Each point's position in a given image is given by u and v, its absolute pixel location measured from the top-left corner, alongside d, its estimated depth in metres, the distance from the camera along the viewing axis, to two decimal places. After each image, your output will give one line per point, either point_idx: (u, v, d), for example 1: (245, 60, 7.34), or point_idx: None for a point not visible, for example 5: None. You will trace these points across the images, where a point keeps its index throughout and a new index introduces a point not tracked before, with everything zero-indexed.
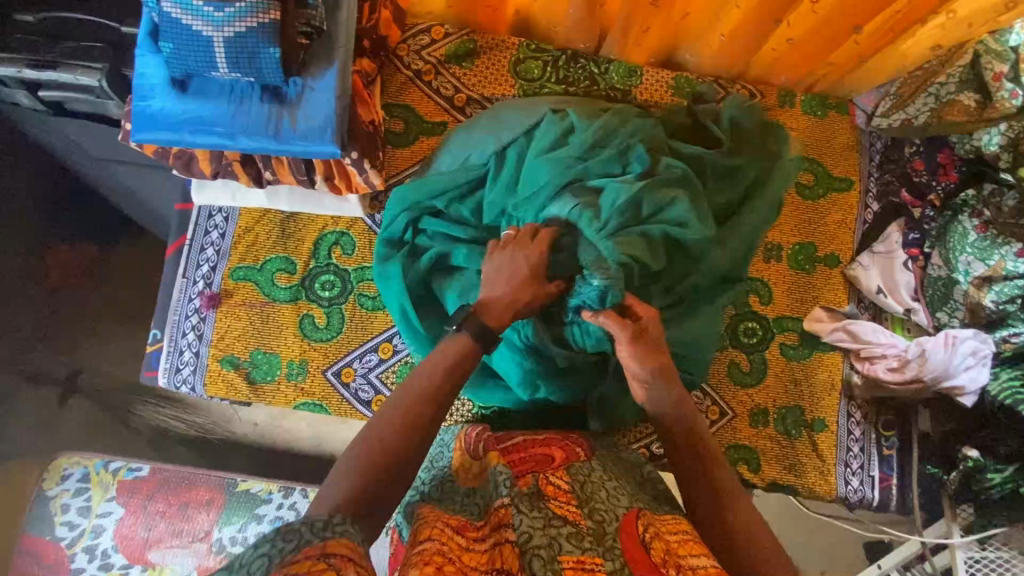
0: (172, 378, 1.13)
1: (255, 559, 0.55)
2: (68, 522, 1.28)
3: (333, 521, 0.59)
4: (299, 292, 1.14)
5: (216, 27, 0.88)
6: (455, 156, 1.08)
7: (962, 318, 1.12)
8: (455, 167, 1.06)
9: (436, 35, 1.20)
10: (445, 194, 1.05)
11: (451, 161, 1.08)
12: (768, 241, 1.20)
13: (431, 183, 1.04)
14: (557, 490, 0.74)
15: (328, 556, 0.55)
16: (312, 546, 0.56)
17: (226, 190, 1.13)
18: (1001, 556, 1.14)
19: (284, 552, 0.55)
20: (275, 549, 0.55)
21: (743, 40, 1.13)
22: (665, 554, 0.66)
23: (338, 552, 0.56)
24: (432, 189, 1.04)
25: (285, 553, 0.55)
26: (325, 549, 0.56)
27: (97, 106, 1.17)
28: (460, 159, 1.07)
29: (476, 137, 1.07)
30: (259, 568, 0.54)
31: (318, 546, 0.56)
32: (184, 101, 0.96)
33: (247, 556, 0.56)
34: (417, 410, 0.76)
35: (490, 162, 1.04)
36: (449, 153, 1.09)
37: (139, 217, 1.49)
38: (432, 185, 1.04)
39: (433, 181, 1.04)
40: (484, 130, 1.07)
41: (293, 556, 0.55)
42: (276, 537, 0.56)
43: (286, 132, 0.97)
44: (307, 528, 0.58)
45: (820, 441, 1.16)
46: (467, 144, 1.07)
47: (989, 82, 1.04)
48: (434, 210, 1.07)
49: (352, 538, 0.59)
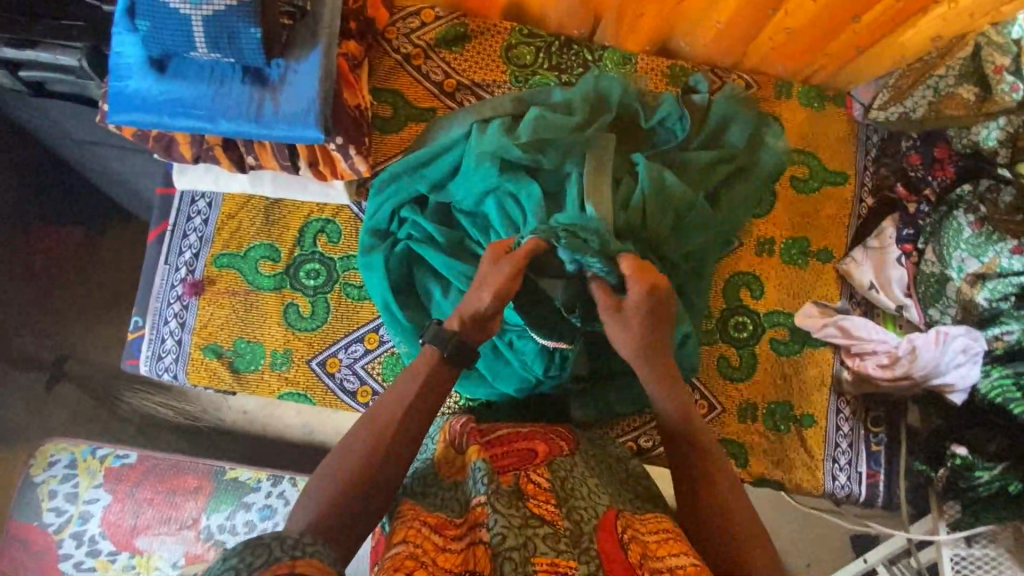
0: (154, 365, 1.11)
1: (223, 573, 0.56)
2: (55, 509, 1.27)
3: (304, 539, 0.60)
4: (283, 280, 1.12)
5: (194, 5, 0.85)
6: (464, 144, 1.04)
7: (954, 315, 1.11)
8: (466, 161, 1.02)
9: (427, 17, 1.17)
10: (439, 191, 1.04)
11: (456, 146, 1.04)
12: (760, 235, 1.18)
13: (425, 174, 1.04)
14: (538, 489, 0.72)
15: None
16: (280, 564, 0.57)
17: (209, 175, 1.10)
18: (987, 553, 1.15)
19: (251, 568, 0.55)
20: (243, 565, 0.56)
21: (741, 27, 1.10)
22: (642, 556, 0.66)
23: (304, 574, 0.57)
24: (427, 181, 1.04)
25: (253, 568, 0.56)
26: (293, 569, 0.56)
27: (79, 87, 1.14)
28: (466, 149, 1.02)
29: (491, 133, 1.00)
30: None
31: (286, 566, 0.57)
32: (162, 83, 0.93)
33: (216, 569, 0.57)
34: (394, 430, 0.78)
35: (518, 176, 0.99)
36: (455, 135, 1.05)
37: (124, 200, 1.46)
38: (426, 176, 1.04)
39: (427, 172, 1.04)
40: (513, 132, 1.02)
41: (261, 571, 0.56)
42: (245, 552, 0.57)
43: (268, 115, 0.94)
44: (277, 545, 0.58)
45: (808, 437, 1.15)
46: (492, 137, 1.00)
47: (989, 75, 1.03)
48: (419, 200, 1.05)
49: (323, 559, 0.60)
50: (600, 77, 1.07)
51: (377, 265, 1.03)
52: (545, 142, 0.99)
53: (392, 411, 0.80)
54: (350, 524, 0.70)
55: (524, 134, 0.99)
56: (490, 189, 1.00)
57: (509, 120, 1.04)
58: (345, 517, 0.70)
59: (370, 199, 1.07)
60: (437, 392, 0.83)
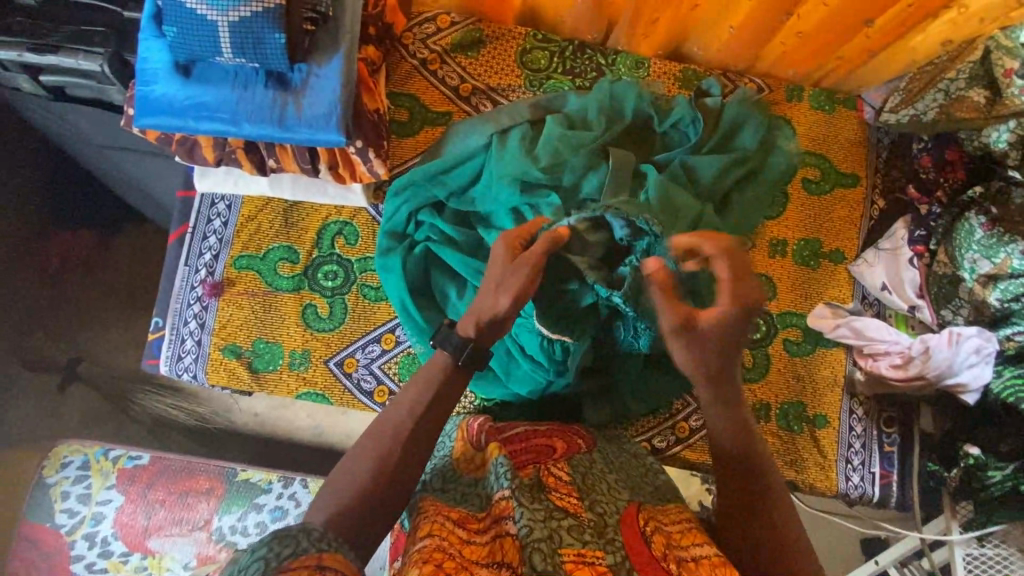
0: (173, 366, 1.13)
1: (253, 562, 0.56)
2: (67, 510, 1.28)
3: (327, 534, 0.61)
4: (301, 282, 1.14)
5: (221, 12, 0.87)
6: (486, 154, 1.05)
7: (966, 316, 1.11)
8: (489, 173, 1.04)
9: (442, 23, 1.19)
10: (452, 194, 1.06)
11: (478, 156, 1.06)
12: (773, 236, 1.19)
13: (447, 182, 1.05)
14: (558, 481, 0.74)
15: (322, 570, 0.57)
16: (309, 555, 0.58)
17: (229, 179, 1.11)
18: (999, 552, 1.15)
19: (280, 557, 0.56)
20: (271, 554, 0.56)
21: (753, 30, 1.11)
22: (665, 547, 0.67)
23: (329, 567, 0.58)
24: (448, 189, 1.05)
25: (282, 557, 0.56)
26: (321, 562, 0.58)
27: (99, 91, 1.16)
28: (489, 161, 1.05)
29: (512, 146, 1.04)
30: (256, 570, 0.56)
31: (314, 556, 0.58)
32: (187, 87, 0.95)
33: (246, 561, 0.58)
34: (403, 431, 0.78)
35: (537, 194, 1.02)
36: (477, 143, 1.06)
37: (139, 204, 1.48)
38: (447, 184, 1.05)
39: (449, 180, 1.05)
40: (534, 146, 1.04)
41: (289, 561, 0.56)
42: (274, 541, 0.58)
43: (290, 119, 0.96)
44: (304, 535, 0.59)
45: (821, 437, 1.16)
46: (517, 152, 1.02)
47: (999, 78, 1.01)
48: (436, 203, 1.07)
49: (345, 554, 0.61)
50: (615, 82, 1.09)
51: (394, 266, 1.05)
52: (561, 150, 1.01)
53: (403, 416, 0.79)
54: (371, 522, 0.70)
55: (545, 148, 1.02)
56: (510, 204, 1.03)
57: (530, 132, 1.06)
58: (367, 514, 0.70)
59: (387, 202, 1.09)
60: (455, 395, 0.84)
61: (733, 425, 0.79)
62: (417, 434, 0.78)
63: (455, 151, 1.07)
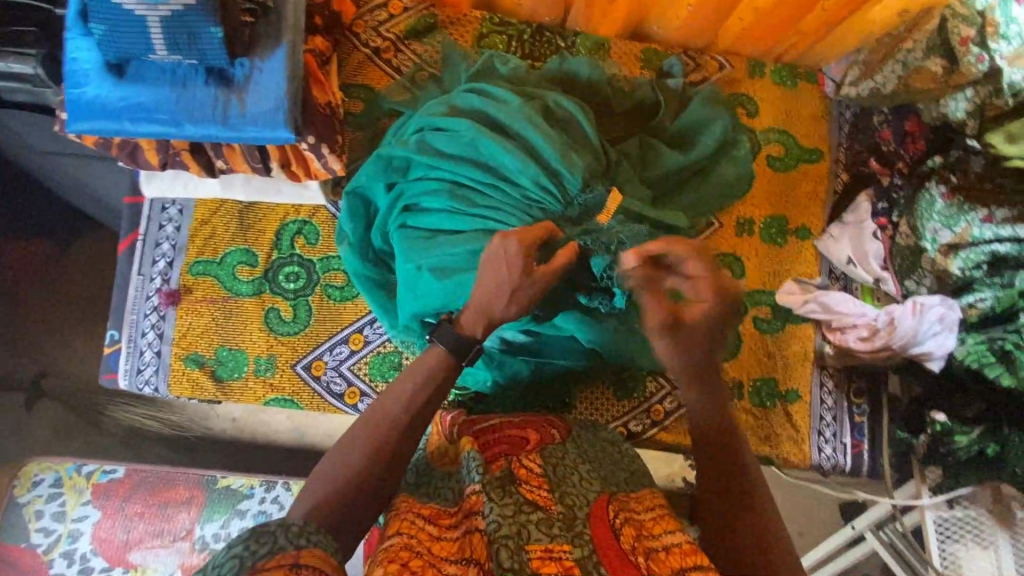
0: (134, 379, 1.09)
1: (227, 560, 0.55)
2: (43, 529, 1.24)
3: (308, 529, 0.60)
4: (262, 285, 1.10)
5: (151, 6, 0.81)
6: (510, 162, 0.91)
7: (930, 285, 1.14)
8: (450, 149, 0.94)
9: (394, 9, 1.15)
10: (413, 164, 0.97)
11: (509, 165, 0.91)
12: (739, 215, 1.19)
13: (508, 211, 0.91)
14: (529, 474, 0.73)
15: (299, 568, 0.56)
16: (285, 553, 0.57)
17: (179, 182, 1.08)
18: (969, 513, 1.15)
19: (256, 557, 0.55)
20: (247, 552, 0.56)
21: (709, 7, 1.10)
22: (635, 539, 0.67)
23: (308, 564, 0.57)
24: (481, 206, 0.92)
25: (257, 557, 0.55)
26: (298, 560, 0.56)
27: (36, 95, 1.09)
28: (550, 185, 0.90)
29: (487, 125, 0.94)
30: (231, 569, 0.55)
31: (292, 555, 0.57)
32: (122, 88, 0.90)
33: (220, 558, 0.56)
34: (372, 428, 0.75)
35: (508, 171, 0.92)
36: (484, 139, 0.93)
37: (92, 211, 1.41)
38: (512, 213, 0.91)
39: (503, 204, 0.91)
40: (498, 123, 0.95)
41: (265, 561, 0.55)
42: (250, 539, 0.56)
43: (235, 118, 0.92)
44: (282, 533, 0.58)
45: (794, 412, 1.17)
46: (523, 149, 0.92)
47: (955, 47, 1.01)
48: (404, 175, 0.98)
49: (325, 548, 0.60)
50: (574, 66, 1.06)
51: (361, 215, 1.02)
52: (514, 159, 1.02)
53: (364, 425, 0.75)
54: (345, 510, 0.68)
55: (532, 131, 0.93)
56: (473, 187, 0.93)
57: (526, 119, 0.93)
58: (338, 504, 0.68)
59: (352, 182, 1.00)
60: (422, 414, 0.78)
61: (709, 388, 0.84)
62: (365, 424, 0.76)
63: (462, 127, 0.94)
